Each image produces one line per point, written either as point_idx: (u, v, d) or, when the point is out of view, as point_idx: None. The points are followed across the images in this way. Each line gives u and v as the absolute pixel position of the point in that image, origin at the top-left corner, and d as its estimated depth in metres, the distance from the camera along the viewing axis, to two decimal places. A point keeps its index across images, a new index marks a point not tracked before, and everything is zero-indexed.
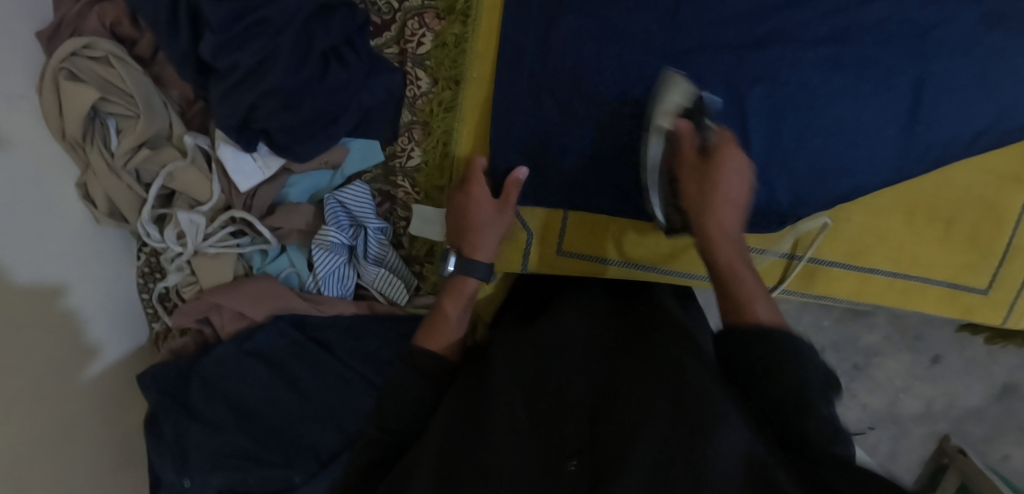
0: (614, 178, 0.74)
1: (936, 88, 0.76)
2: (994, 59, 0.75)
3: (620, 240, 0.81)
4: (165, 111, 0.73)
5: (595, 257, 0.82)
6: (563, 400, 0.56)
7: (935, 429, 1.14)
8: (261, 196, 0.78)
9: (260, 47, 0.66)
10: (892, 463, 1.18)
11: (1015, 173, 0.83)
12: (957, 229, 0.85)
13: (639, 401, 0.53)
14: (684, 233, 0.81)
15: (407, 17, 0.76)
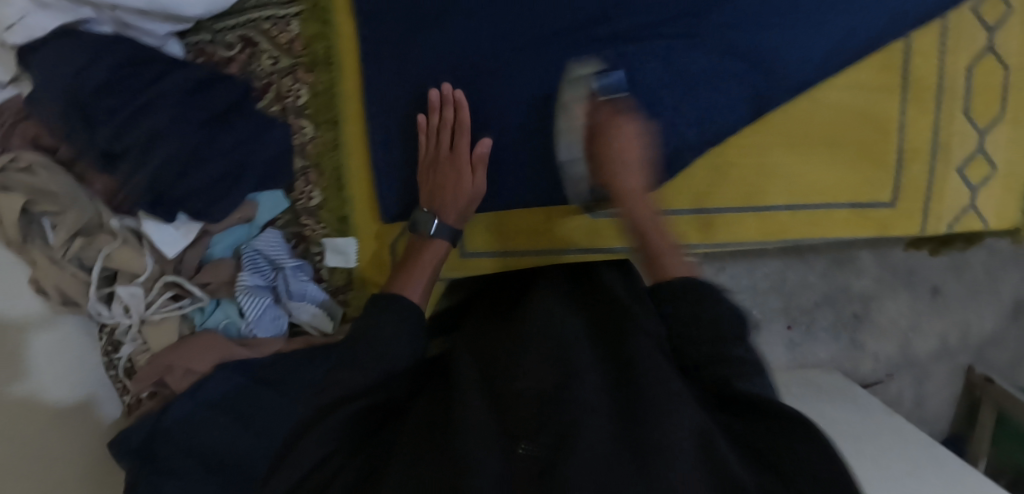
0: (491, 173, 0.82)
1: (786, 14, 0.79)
2: None
3: (512, 231, 0.90)
4: (91, 201, 0.83)
5: (495, 251, 0.90)
6: (519, 391, 0.58)
7: (954, 362, 1.38)
8: (189, 259, 0.88)
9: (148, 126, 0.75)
10: (921, 404, 1.38)
11: (884, 83, 0.86)
12: (843, 148, 0.87)
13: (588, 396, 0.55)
14: (566, 212, 0.89)
15: (281, 77, 0.86)
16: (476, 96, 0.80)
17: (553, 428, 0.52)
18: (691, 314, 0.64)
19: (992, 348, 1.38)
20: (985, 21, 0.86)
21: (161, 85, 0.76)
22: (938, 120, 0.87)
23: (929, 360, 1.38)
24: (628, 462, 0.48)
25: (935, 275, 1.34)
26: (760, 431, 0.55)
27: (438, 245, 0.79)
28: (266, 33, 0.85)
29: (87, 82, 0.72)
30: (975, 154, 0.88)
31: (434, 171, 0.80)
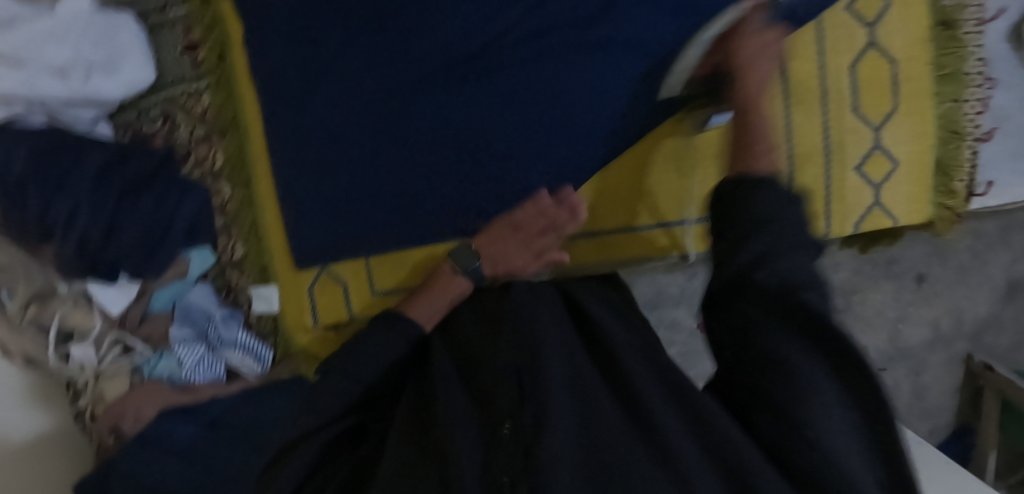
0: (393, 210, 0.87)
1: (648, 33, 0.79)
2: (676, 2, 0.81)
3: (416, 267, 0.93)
4: (40, 271, 0.93)
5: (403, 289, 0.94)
6: (497, 373, 0.60)
7: (951, 350, 1.33)
8: (131, 315, 0.97)
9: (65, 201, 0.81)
10: (919, 398, 1.34)
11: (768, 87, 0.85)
12: (728, 158, 0.87)
13: (557, 371, 0.58)
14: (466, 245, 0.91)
15: (197, 145, 0.95)
16: (365, 140, 0.84)
17: (530, 407, 0.55)
18: (733, 203, 0.60)
19: (989, 331, 1.32)
20: (863, 18, 0.85)
21: (78, 171, 0.83)
22: (827, 121, 0.87)
23: (924, 350, 1.32)
24: (596, 454, 0.52)
25: (920, 263, 1.28)
26: (768, 343, 0.51)
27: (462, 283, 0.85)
28: (182, 106, 0.95)
29: (12, 171, 0.80)
30: (873, 151, 0.87)
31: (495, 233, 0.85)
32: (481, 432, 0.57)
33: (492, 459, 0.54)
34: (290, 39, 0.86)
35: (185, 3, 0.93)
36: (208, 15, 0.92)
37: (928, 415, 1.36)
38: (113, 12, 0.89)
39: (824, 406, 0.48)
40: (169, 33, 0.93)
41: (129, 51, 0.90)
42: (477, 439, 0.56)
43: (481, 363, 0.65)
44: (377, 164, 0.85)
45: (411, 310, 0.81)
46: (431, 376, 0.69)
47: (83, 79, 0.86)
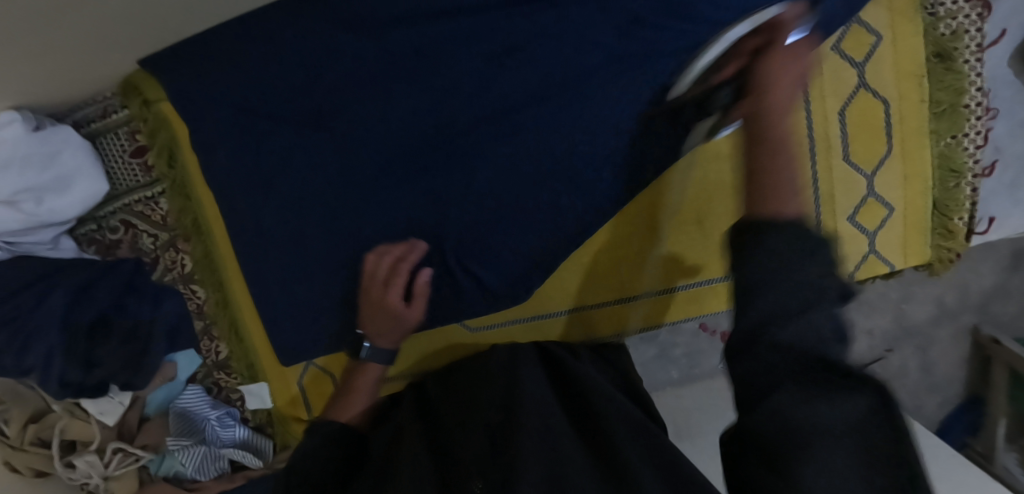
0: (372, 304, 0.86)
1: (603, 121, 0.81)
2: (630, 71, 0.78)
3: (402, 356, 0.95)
4: (35, 391, 0.94)
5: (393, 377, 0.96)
6: (473, 442, 0.69)
7: (958, 324, 1.30)
8: (130, 420, 0.97)
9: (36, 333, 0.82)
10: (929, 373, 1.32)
11: (740, 149, 0.81)
12: (707, 224, 0.84)
13: (534, 432, 0.67)
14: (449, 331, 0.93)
15: (163, 251, 0.94)
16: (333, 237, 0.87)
17: (506, 466, 0.64)
18: (741, 251, 0.52)
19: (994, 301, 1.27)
20: (851, 58, 0.78)
21: (47, 302, 0.84)
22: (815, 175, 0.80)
23: (930, 326, 1.28)
24: None
25: None
26: (772, 399, 0.48)
27: (372, 369, 0.85)
28: (140, 213, 0.92)
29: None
30: (867, 198, 0.82)
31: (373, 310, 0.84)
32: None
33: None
34: (240, 150, 0.86)
35: (124, 106, 0.89)
36: (150, 117, 0.88)
37: (935, 388, 1.35)
38: (51, 128, 0.84)
39: (825, 425, 0.46)
40: (114, 140, 0.90)
41: (78, 168, 0.87)
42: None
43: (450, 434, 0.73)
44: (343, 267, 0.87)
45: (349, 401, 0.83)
46: (396, 444, 0.76)
47: (34, 204, 0.84)
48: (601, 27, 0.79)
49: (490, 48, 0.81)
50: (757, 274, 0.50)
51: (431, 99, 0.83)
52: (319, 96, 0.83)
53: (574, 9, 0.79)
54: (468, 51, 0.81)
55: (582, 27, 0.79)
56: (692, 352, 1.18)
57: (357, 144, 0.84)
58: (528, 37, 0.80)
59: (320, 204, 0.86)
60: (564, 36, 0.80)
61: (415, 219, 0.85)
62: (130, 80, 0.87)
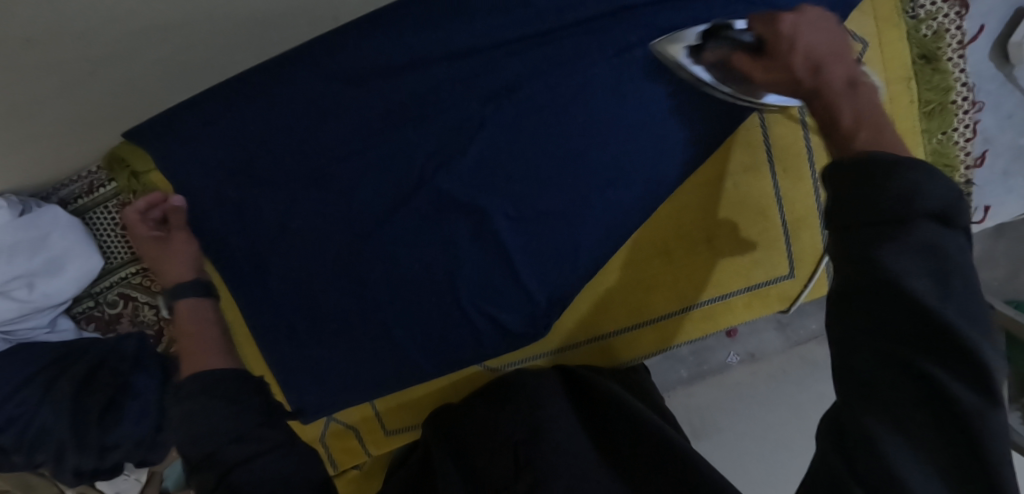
0: (386, 350, 0.88)
1: (596, 154, 0.80)
2: (621, 100, 0.79)
3: (426, 402, 0.94)
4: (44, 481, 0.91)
5: (419, 421, 0.95)
6: (498, 451, 0.71)
7: None
8: None
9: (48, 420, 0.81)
10: None
11: (748, 163, 0.82)
12: (723, 241, 0.84)
13: (554, 446, 0.69)
14: (472, 373, 0.92)
15: (168, 321, 0.91)
16: (338, 285, 0.86)
17: (527, 474, 0.66)
18: (906, 188, 0.49)
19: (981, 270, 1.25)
20: None
21: (53, 395, 0.82)
22: (816, 181, 0.83)
23: None
24: None
25: None
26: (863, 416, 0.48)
27: (188, 306, 0.82)
28: (140, 286, 0.90)
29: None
30: None
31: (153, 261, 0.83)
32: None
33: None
34: (238, 215, 0.84)
35: (111, 179, 0.85)
36: (140, 188, 0.85)
37: None
38: (37, 210, 0.82)
39: (897, 442, 0.47)
40: (103, 214, 0.87)
41: (67, 246, 0.84)
42: None
43: (473, 448, 0.75)
44: (352, 320, 0.86)
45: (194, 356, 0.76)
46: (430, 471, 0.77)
47: (26, 290, 0.81)
48: (589, 55, 0.79)
49: (480, 87, 0.81)
50: (897, 205, 0.49)
51: (425, 143, 0.82)
52: (313, 154, 0.82)
53: (562, 41, 0.79)
54: (458, 91, 0.81)
55: (569, 58, 0.79)
56: (700, 349, 1.19)
57: (354, 194, 0.83)
58: (520, 76, 0.80)
59: (324, 259, 0.85)
60: (552, 68, 0.80)
61: (419, 265, 0.84)
62: (116, 154, 0.83)
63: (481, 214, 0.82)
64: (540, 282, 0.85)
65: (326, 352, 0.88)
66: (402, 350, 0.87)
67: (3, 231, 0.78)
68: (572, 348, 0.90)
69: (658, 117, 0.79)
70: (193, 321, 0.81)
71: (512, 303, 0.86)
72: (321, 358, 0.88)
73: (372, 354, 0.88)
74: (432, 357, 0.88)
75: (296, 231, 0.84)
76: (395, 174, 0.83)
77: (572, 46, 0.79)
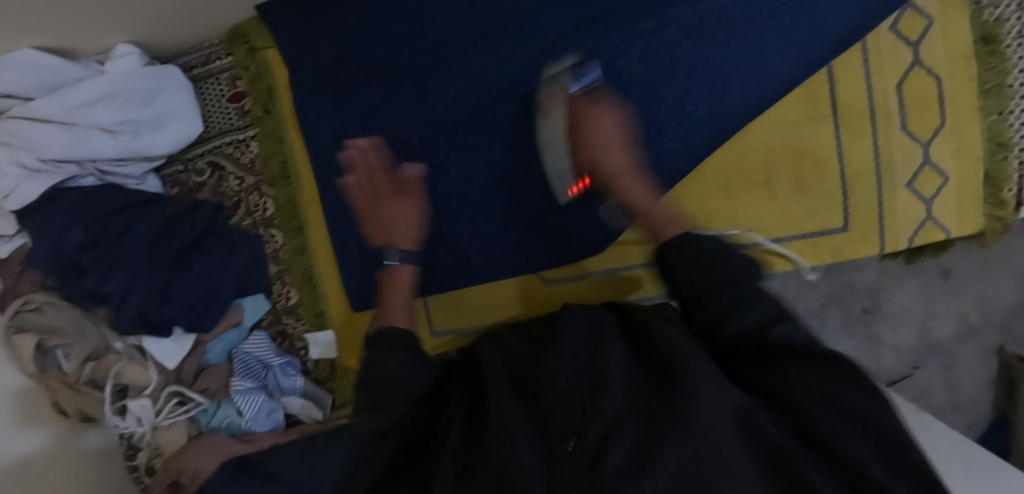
0: (443, 248, 0.92)
1: (673, 84, 0.85)
2: (705, 32, 0.84)
3: (478, 307, 0.95)
4: (95, 330, 0.94)
5: (466, 326, 0.96)
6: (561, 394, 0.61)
7: None
8: (188, 367, 0.97)
9: (122, 265, 0.84)
10: None
11: (812, 113, 0.87)
12: (780, 183, 0.88)
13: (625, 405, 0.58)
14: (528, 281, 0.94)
15: (248, 194, 0.96)
16: (407, 175, 0.90)
17: (596, 426, 0.57)
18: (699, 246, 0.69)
19: None
20: (907, 37, 0.86)
21: (133, 232, 0.86)
22: (876, 140, 0.88)
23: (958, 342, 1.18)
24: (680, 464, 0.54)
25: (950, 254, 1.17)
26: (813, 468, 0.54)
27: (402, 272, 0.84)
28: (230, 156, 0.96)
29: (68, 243, 0.82)
30: (923, 167, 0.88)
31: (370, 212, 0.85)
32: (547, 442, 0.58)
33: (555, 473, 0.55)
34: (330, 102, 0.90)
35: (228, 54, 0.94)
36: (252, 65, 0.93)
37: None
38: (159, 66, 0.91)
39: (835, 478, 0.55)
40: (213, 84, 0.95)
41: (177, 104, 0.92)
42: (540, 452, 0.57)
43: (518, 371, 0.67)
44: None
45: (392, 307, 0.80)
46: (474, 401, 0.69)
47: (130, 137, 0.89)
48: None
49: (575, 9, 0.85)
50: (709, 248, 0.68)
51: (511, 52, 0.87)
52: (408, 49, 0.88)
53: None
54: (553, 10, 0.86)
55: None
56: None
57: (439, 92, 0.88)
58: (618, 5, 0.85)
59: (400, 152, 0.90)
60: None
61: (490, 170, 0.89)
62: (239, 29, 0.92)
63: (553, 126, 0.88)
64: (600, 199, 0.89)
65: (387, 241, 0.92)
66: (457, 248, 0.92)
67: (130, 74, 0.87)
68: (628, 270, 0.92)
69: (736, 55, 0.84)
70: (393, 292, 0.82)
71: (573, 221, 0.90)
72: (383, 249, 0.92)
73: (432, 250, 0.92)
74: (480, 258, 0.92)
75: (374, 118, 0.89)
76: (481, 80, 0.87)
77: None
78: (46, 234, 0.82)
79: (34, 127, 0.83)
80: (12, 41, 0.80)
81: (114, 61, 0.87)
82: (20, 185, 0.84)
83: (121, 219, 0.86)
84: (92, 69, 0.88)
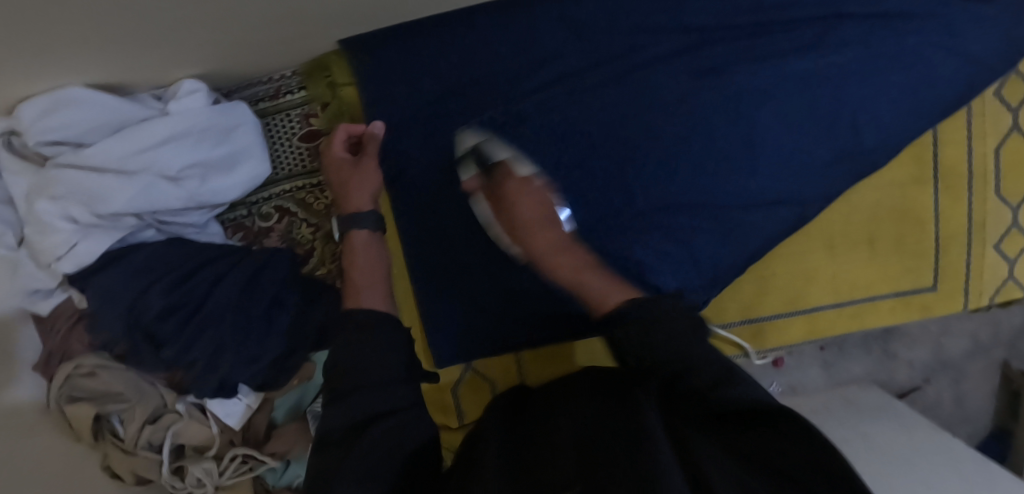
0: (538, 297, 0.90)
1: (781, 143, 0.86)
2: (799, 93, 0.86)
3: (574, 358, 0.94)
4: (154, 389, 0.87)
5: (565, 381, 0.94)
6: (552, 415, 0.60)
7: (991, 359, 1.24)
8: (255, 425, 0.91)
9: (202, 334, 0.81)
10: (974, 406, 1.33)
11: (916, 175, 0.89)
12: (881, 244, 0.90)
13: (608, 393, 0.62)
14: None
15: (324, 242, 0.93)
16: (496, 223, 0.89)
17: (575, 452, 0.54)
18: (641, 327, 0.66)
19: None
20: (1009, 103, 0.89)
21: (214, 296, 0.82)
22: (972, 202, 0.90)
23: (964, 360, 1.22)
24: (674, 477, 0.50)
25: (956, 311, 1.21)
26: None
27: (360, 236, 0.80)
28: (302, 201, 0.92)
29: (145, 313, 0.79)
30: (1010, 230, 0.90)
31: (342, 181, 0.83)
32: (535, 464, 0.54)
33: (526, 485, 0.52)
34: (420, 146, 0.89)
35: (303, 87, 0.90)
36: (332, 101, 0.90)
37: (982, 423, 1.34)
38: (229, 103, 0.85)
39: None
40: (284, 121, 0.90)
41: (247, 144, 0.87)
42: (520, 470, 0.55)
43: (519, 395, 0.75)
44: (512, 262, 0.90)
45: (354, 283, 0.75)
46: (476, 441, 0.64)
47: (197, 183, 0.83)
48: (777, 45, 0.87)
49: (670, 62, 0.88)
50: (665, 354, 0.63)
51: (604, 101, 0.88)
52: (499, 97, 0.89)
53: (754, 36, 0.88)
54: (649, 64, 0.89)
55: (752, 45, 0.88)
56: None
57: (531, 134, 0.86)
58: (716, 63, 0.87)
59: None
60: (744, 49, 0.87)
61: (596, 222, 0.87)
62: (322, 62, 0.88)
63: (648, 180, 0.87)
64: (701, 258, 0.88)
65: (477, 289, 0.91)
66: (552, 297, 0.90)
67: (198, 114, 0.82)
68: (729, 326, 0.92)
69: (834, 118, 0.86)
70: (364, 256, 0.79)
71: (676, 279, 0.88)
72: (472, 298, 0.91)
73: (528, 299, 0.90)
74: (572, 311, 0.90)
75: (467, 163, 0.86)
76: (579, 130, 0.87)
77: (761, 36, 0.88)
78: (121, 296, 0.79)
79: (93, 175, 0.78)
80: (62, 77, 0.75)
81: (180, 100, 0.82)
82: (77, 243, 0.79)
83: (199, 284, 0.82)
84: (151, 106, 0.82)
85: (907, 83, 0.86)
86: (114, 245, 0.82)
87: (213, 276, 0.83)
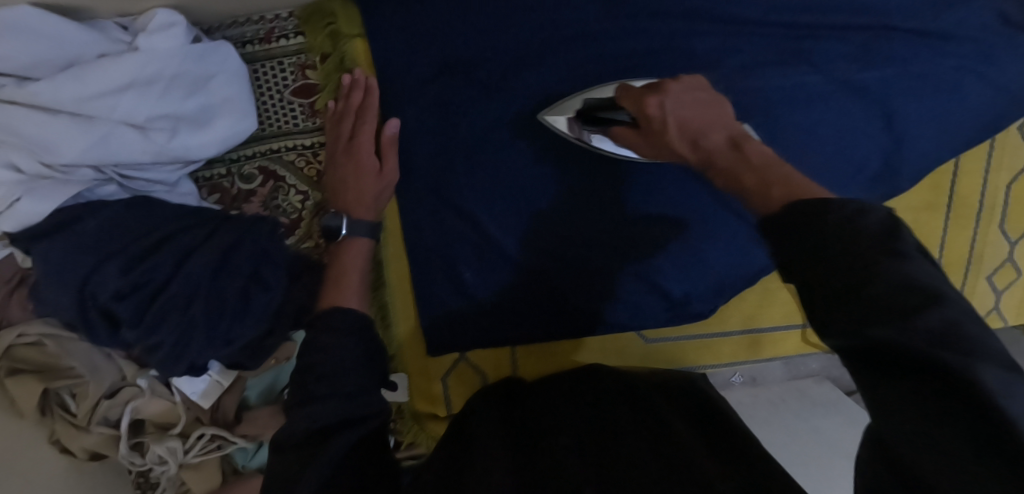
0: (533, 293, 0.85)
1: (812, 155, 0.83)
2: (833, 104, 0.83)
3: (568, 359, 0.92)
4: (111, 362, 0.78)
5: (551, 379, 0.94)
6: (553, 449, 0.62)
7: None
8: (226, 404, 0.84)
9: (174, 308, 0.72)
10: None
11: (931, 202, 0.89)
12: None
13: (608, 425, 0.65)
14: (627, 339, 0.92)
15: (314, 213, 0.84)
16: (505, 210, 0.83)
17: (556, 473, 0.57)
18: (816, 205, 0.46)
19: None
20: None
21: (185, 270, 0.72)
22: (976, 234, 0.92)
23: None
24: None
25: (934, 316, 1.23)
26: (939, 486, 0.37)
27: (359, 244, 0.77)
28: (291, 164, 0.82)
29: (102, 291, 0.69)
30: (1005, 262, 0.93)
31: (335, 163, 0.78)
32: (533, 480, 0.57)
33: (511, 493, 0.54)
34: (432, 117, 0.80)
35: (299, 33, 0.79)
36: (332, 53, 0.79)
37: None
38: (211, 42, 0.73)
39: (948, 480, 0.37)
40: (275, 70, 0.79)
41: (227, 95, 0.74)
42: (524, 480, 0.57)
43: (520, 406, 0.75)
44: (519, 252, 0.84)
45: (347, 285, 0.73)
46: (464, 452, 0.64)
47: (167, 135, 0.71)
48: (819, 49, 0.82)
49: (708, 54, 0.82)
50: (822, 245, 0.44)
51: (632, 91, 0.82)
52: (522, 70, 0.80)
53: (801, 35, 0.82)
54: (688, 52, 0.82)
55: (797, 47, 0.82)
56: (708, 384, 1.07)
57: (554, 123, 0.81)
58: (753, 62, 0.82)
59: (503, 183, 0.82)
60: (783, 50, 0.82)
61: (608, 220, 0.84)
62: (323, 6, 0.78)
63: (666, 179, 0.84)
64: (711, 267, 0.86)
65: (477, 276, 0.85)
66: (551, 294, 0.85)
67: (173, 55, 0.70)
68: (727, 335, 0.95)
69: (863, 136, 0.83)
70: (355, 261, 0.76)
71: (682, 281, 0.86)
72: (471, 285, 0.85)
73: (528, 294, 0.85)
74: (575, 307, 0.86)
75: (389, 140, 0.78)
76: None
77: (808, 36, 0.82)
78: (77, 268, 0.68)
79: (42, 117, 0.65)
80: None
81: (150, 34, 0.69)
82: (19, 199, 0.67)
83: (165, 259, 0.72)
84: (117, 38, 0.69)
85: (942, 107, 0.84)
86: (67, 202, 0.70)
87: (185, 247, 0.73)
